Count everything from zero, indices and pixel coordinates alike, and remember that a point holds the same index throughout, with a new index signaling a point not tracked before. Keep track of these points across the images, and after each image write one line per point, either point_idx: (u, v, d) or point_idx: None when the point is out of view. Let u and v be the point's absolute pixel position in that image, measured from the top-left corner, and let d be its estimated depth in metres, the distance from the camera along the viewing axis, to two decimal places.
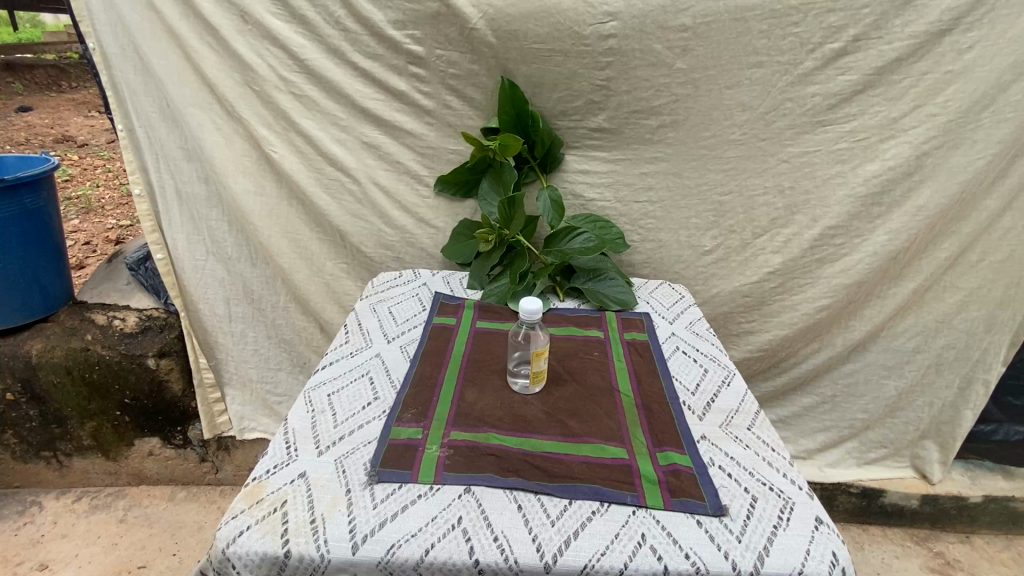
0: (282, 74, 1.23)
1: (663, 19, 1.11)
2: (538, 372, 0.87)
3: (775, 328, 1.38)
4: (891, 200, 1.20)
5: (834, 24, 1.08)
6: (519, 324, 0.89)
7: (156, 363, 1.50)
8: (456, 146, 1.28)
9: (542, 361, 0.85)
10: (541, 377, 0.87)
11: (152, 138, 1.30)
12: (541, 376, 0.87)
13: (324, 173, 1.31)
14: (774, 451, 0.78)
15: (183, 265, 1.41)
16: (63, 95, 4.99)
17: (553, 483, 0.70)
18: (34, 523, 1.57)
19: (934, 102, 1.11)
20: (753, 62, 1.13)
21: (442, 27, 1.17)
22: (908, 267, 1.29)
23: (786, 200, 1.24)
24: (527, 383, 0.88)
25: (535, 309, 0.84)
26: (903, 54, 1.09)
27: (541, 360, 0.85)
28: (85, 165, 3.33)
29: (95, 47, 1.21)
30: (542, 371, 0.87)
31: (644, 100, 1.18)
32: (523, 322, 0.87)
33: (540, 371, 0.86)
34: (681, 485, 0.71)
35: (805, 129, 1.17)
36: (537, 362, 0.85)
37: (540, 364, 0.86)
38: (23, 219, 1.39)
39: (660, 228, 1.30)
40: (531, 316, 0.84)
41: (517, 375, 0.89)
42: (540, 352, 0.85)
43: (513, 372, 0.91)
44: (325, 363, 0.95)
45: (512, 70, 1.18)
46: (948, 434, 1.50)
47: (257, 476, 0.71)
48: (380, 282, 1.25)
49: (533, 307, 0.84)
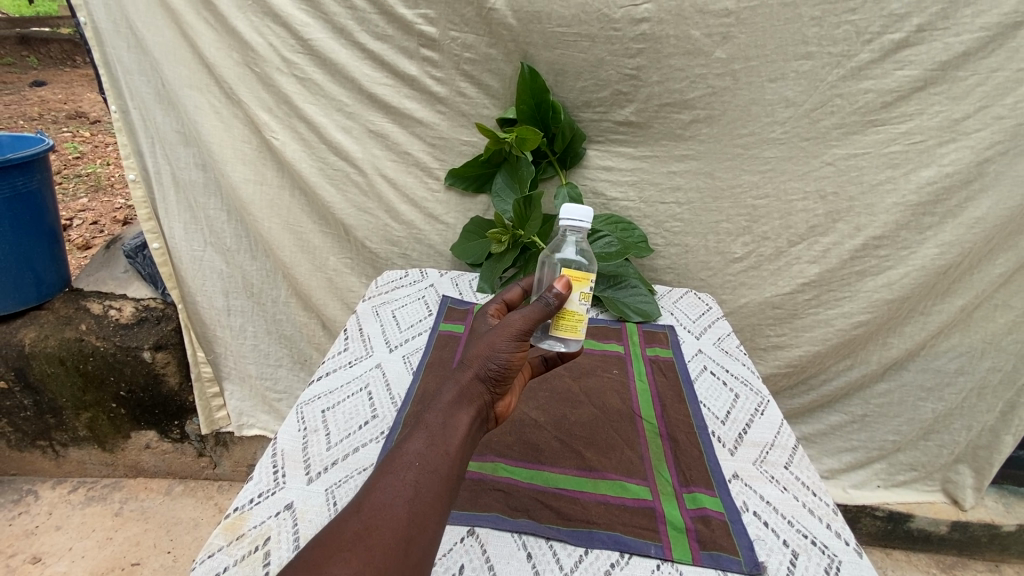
0: (284, 55, 1.14)
1: (703, 2, 1.00)
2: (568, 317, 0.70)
3: (806, 343, 1.28)
4: (946, 210, 1.09)
5: (896, 12, 0.97)
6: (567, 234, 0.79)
7: (151, 356, 1.44)
8: (469, 137, 1.18)
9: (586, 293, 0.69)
10: (582, 326, 0.69)
11: (147, 121, 1.22)
12: (579, 323, 0.69)
13: (328, 162, 1.23)
14: (816, 495, 0.69)
15: (181, 255, 1.34)
16: (79, 70, 4.97)
17: (567, 528, 0.62)
18: (29, 513, 1.54)
19: (1002, 103, 1.00)
20: (802, 52, 1.02)
21: (458, 7, 1.06)
22: (956, 283, 1.18)
23: (827, 206, 1.13)
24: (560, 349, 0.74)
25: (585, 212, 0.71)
26: (971, 48, 0.98)
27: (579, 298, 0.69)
28: (96, 142, 3.28)
29: (87, 21, 1.13)
30: (580, 314, 0.69)
31: (677, 92, 1.07)
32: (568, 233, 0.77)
33: (574, 312, 0.69)
34: (712, 534, 0.63)
35: (855, 129, 1.06)
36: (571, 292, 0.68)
37: (574, 302, 0.68)
38: (15, 203, 1.33)
39: (686, 232, 1.21)
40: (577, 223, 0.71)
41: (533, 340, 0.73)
42: (579, 275, 0.68)
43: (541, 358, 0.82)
44: (321, 373, 0.87)
45: (533, 55, 1.09)
46: (985, 460, 1.40)
47: (239, 506, 0.64)
48: (384, 282, 1.18)
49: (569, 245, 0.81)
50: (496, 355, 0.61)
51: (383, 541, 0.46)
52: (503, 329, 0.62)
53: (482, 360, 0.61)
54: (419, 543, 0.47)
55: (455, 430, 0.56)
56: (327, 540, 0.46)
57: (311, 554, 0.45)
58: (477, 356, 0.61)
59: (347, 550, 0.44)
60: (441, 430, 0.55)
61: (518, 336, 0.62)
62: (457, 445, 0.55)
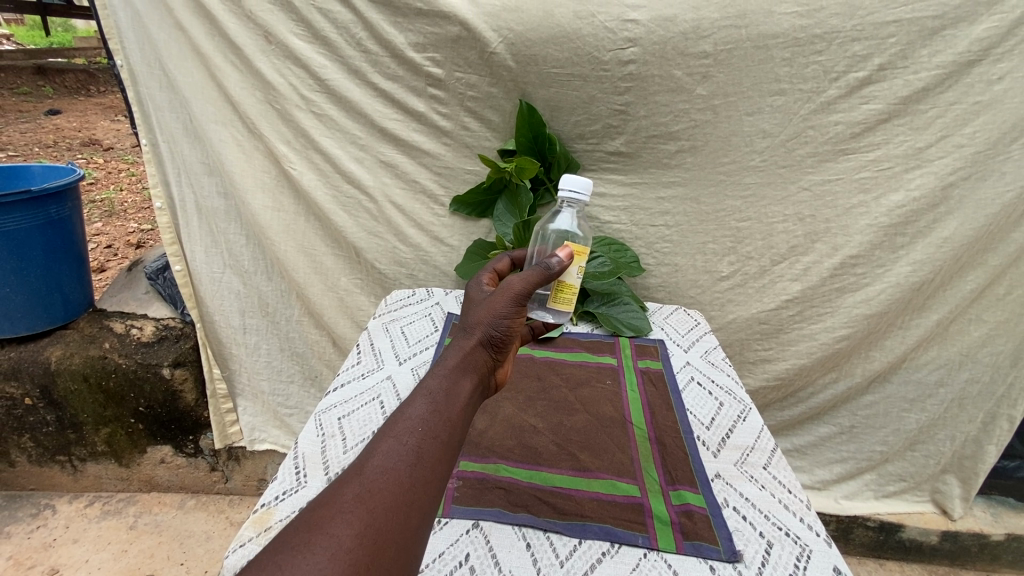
0: (303, 94, 1.25)
1: (684, 46, 1.11)
2: (565, 289, 0.87)
3: (793, 357, 1.35)
4: (916, 230, 1.17)
5: (859, 53, 1.07)
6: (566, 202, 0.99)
7: (171, 373, 1.51)
8: (472, 167, 1.28)
9: (582, 268, 0.85)
10: (574, 297, 0.87)
11: (175, 153, 1.32)
12: (572, 295, 0.87)
13: (341, 190, 1.32)
14: (791, 492, 0.74)
15: (201, 277, 1.42)
16: (93, 99, 5.15)
17: (563, 521, 0.69)
18: (47, 527, 1.59)
19: (961, 133, 1.09)
20: (775, 89, 1.12)
21: (462, 50, 1.17)
22: (931, 299, 1.25)
23: (806, 228, 1.22)
24: (556, 317, 0.93)
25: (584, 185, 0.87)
26: (931, 84, 1.07)
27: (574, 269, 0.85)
28: (110, 168, 3.41)
29: (123, 63, 1.23)
30: (574, 286, 0.86)
31: (662, 125, 1.17)
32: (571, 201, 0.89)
33: (571, 285, 0.86)
34: (694, 526, 0.69)
35: (827, 157, 1.16)
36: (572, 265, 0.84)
37: (573, 275, 0.85)
38: (48, 229, 1.42)
39: (675, 252, 1.29)
40: (577, 193, 0.86)
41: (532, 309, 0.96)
42: (580, 251, 0.84)
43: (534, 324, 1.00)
44: (336, 384, 0.94)
45: (530, 93, 1.19)
46: (971, 469, 1.45)
47: (266, 502, 0.70)
48: (392, 300, 1.26)
49: (567, 217, 1.01)
50: (499, 321, 0.70)
51: (383, 503, 0.50)
52: (501, 301, 0.71)
53: (486, 325, 0.70)
54: (418, 506, 0.52)
55: (454, 400, 0.62)
56: (330, 501, 0.50)
57: (314, 514, 0.48)
58: (481, 321, 0.70)
59: (350, 511, 0.48)
60: (441, 399, 0.61)
61: (517, 304, 0.71)
62: (456, 414, 0.61)
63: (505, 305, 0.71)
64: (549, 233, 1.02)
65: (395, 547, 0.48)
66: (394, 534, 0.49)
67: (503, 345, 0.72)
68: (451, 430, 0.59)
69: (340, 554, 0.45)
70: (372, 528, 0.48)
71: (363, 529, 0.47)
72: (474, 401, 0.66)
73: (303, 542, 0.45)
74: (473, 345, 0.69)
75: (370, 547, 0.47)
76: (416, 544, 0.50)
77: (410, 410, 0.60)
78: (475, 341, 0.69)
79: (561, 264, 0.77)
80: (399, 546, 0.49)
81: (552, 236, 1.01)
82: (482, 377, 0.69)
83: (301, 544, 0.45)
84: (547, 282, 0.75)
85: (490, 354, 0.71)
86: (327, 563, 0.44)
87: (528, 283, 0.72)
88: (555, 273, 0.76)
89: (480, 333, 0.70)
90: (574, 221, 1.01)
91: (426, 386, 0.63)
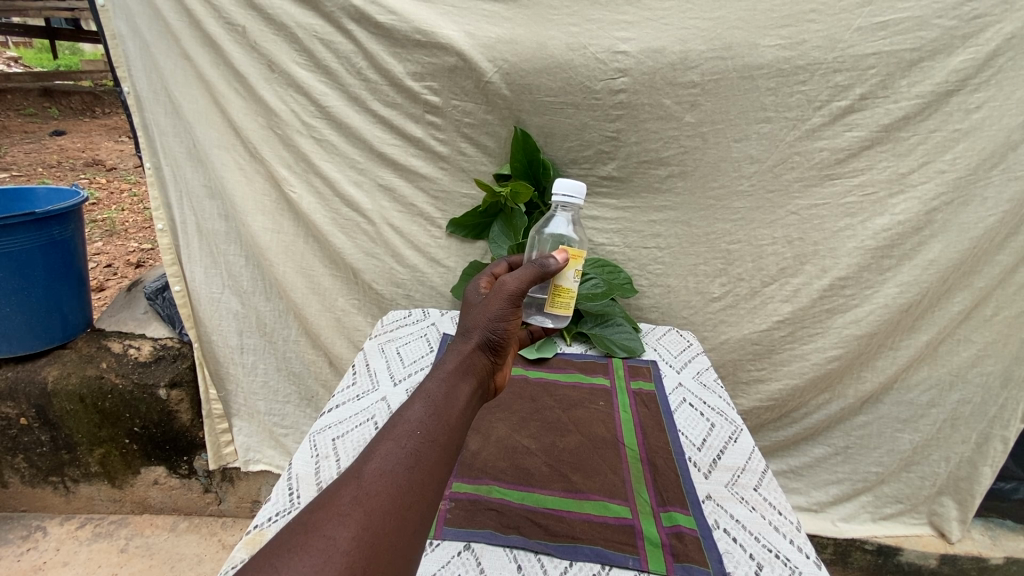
0: (304, 120, 1.29)
1: (673, 76, 1.15)
2: (562, 294, 0.89)
3: (785, 377, 1.36)
4: (902, 253, 1.20)
5: (840, 83, 1.11)
6: (558, 206, 1.03)
7: (167, 394, 1.52)
8: (469, 191, 1.31)
9: (577, 271, 0.87)
10: (572, 301, 0.89)
11: (177, 176, 1.35)
12: (569, 299, 0.88)
13: (340, 212, 1.35)
14: (781, 514, 0.74)
15: (200, 297, 1.44)
16: (98, 121, 5.23)
17: (555, 543, 0.69)
18: (37, 549, 1.57)
19: (942, 159, 1.12)
20: (762, 117, 1.16)
21: (458, 79, 1.21)
22: (920, 319, 1.27)
23: (795, 250, 1.24)
24: (554, 323, 0.97)
25: (577, 188, 0.89)
26: (911, 113, 1.11)
27: (570, 273, 0.87)
28: (112, 189, 3.45)
29: (130, 90, 1.27)
30: (571, 290, 0.88)
31: (653, 151, 1.21)
32: (562, 204, 0.92)
33: (567, 288, 0.87)
34: (684, 548, 0.69)
35: (814, 182, 1.19)
36: (567, 269, 0.86)
37: (568, 279, 0.87)
38: (51, 250, 1.44)
39: (668, 274, 1.31)
40: (570, 196, 0.88)
41: (531, 314, 1.03)
42: (576, 254, 0.86)
43: (533, 329, 1.07)
44: (331, 407, 0.95)
45: (525, 120, 1.23)
46: (967, 491, 1.44)
47: (258, 524, 0.69)
48: (390, 321, 1.28)
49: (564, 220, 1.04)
50: (496, 322, 0.73)
51: (381, 506, 0.50)
52: (497, 303, 0.74)
53: (484, 328, 0.73)
54: (415, 510, 0.52)
55: (453, 403, 0.63)
56: (328, 504, 0.50)
57: (311, 517, 0.48)
58: (479, 325, 0.73)
59: (348, 513, 0.49)
60: (440, 402, 0.62)
61: (510, 305, 0.75)
62: (455, 416, 0.62)
63: (499, 307, 0.74)
64: (545, 238, 1.06)
65: (391, 550, 0.48)
66: (391, 538, 0.49)
67: (501, 347, 0.74)
68: (449, 432, 0.60)
69: (337, 556, 0.45)
70: (370, 531, 0.48)
71: (360, 532, 0.48)
72: (473, 403, 0.67)
73: (300, 545, 0.45)
74: (471, 349, 0.71)
75: (368, 550, 0.47)
76: (412, 549, 0.50)
77: (409, 413, 0.60)
78: (473, 345, 0.71)
79: (559, 264, 0.82)
80: (395, 549, 0.49)
81: (548, 239, 1.06)
82: (482, 380, 0.71)
83: (298, 546, 0.45)
84: (542, 280, 0.80)
85: (489, 357, 0.73)
86: (323, 564, 0.44)
87: (521, 282, 0.76)
88: (552, 271, 0.81)
89: (477, 336, 0.72)
90: (571, 226, 1.04)
91: (426, 388, 0.64)
